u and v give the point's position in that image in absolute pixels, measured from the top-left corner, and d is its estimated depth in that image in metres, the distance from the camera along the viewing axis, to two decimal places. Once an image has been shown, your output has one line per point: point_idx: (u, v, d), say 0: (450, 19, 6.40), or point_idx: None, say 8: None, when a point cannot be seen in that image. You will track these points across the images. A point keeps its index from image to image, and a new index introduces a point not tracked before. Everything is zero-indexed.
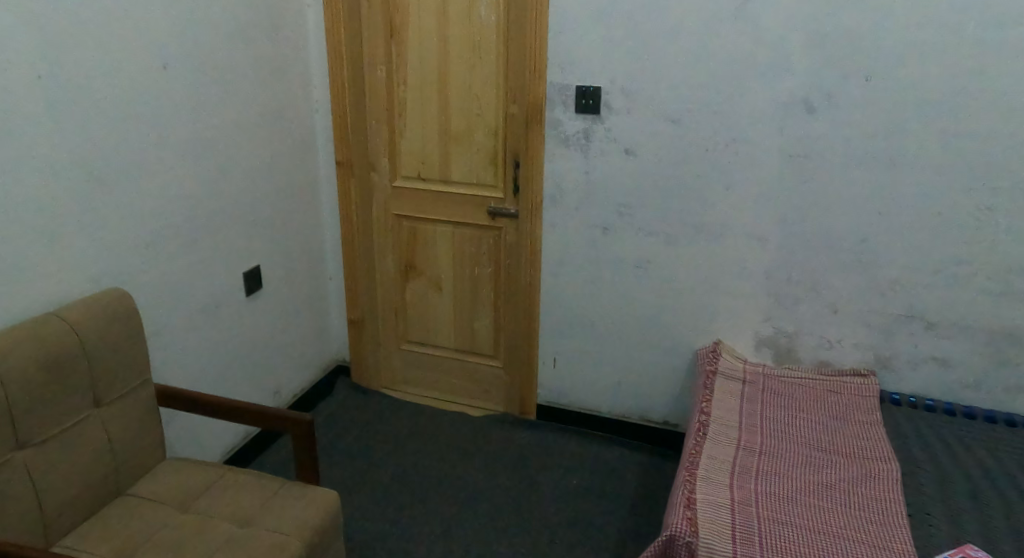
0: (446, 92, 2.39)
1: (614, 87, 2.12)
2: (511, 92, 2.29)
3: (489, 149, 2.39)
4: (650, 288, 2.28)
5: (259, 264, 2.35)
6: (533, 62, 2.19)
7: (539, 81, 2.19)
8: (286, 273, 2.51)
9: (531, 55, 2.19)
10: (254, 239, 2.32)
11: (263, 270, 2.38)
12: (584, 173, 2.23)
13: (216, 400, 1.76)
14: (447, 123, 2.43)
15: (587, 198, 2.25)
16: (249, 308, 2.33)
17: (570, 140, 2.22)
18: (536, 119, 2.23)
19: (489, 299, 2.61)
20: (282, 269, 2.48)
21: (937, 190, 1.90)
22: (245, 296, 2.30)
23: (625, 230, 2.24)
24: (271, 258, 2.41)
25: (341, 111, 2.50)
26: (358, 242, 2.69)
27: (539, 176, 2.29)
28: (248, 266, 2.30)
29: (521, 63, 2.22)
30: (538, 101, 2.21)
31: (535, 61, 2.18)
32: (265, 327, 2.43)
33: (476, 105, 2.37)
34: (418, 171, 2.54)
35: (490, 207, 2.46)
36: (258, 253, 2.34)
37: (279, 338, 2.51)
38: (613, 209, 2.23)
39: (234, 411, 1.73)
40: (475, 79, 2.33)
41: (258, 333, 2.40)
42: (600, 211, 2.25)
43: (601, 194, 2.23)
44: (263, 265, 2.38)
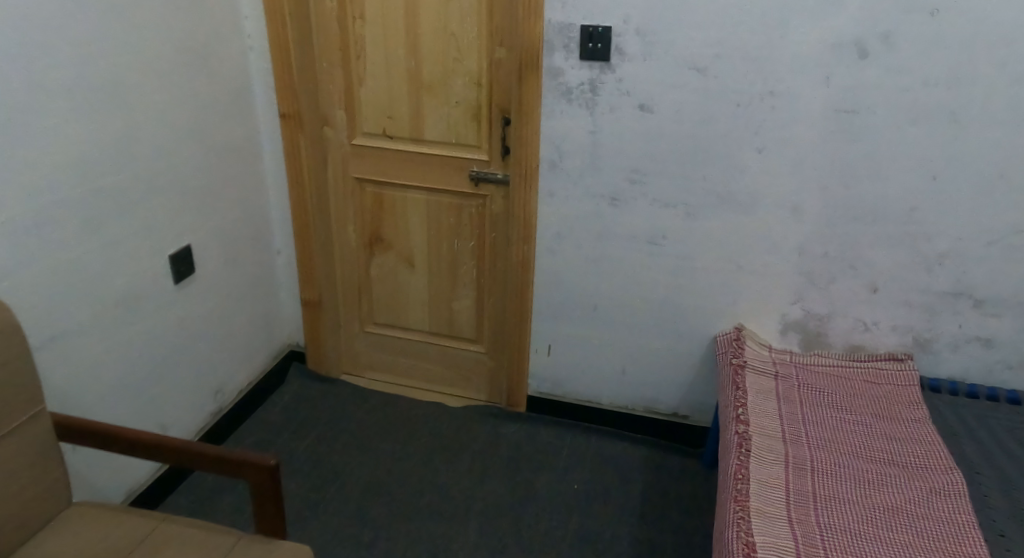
0: (417, 30, 1.96)
1: (630, 27, 1.71)
2: (497, 31, 1.89)
3: (473, 102, 2.01)
4: (663, 265, 1.96)
5: (190, 244, 1.90)
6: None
7: (534, 21, 1.76)
8: (225, 252, 2.06)
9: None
10: (183, 214, 1.86)
11: (196, 251, 1.93)
12: (589, 133, 1.86)
13: (134, 435, 1.30)
14: (418, 69, 2.01)
15: (593, 164, 1.90)
16: (182, 299, 1.90)
17: (573, 92, 1.82)
18: (530, 68, 1.82)
19: (471, 276, 2.27)
20: (220, 248, 2.04)
21: (993, 143, 1.60)
22: (175, 285, 1.86)
23: (637, 197, 1.90)
24: (206, 236, 1.96)
25: (282, 53, 2.03)
26: (310, 212, 2.25)
27: (534, 138, 1.90)
28: (177, 249, 1.85)
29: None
30: (534, 46, 1.79)
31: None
32: (204, 319, 2.00)
33: (455, 48, 1.95)
34: (383, 127, 2.13)
35: (473, 171, 2.09)
36: (188, 231, 1.89)
37: (221, 330, 2.09)
38: (624, 176, 1.88)
39: (158, 449, 1.29)
40: (453, 14, 1.90)
41: (195, 329, 1.97)
42: (609, 178, 1.90)
43: (609, 157, 1.88)
44: (196, 246, 1.93)
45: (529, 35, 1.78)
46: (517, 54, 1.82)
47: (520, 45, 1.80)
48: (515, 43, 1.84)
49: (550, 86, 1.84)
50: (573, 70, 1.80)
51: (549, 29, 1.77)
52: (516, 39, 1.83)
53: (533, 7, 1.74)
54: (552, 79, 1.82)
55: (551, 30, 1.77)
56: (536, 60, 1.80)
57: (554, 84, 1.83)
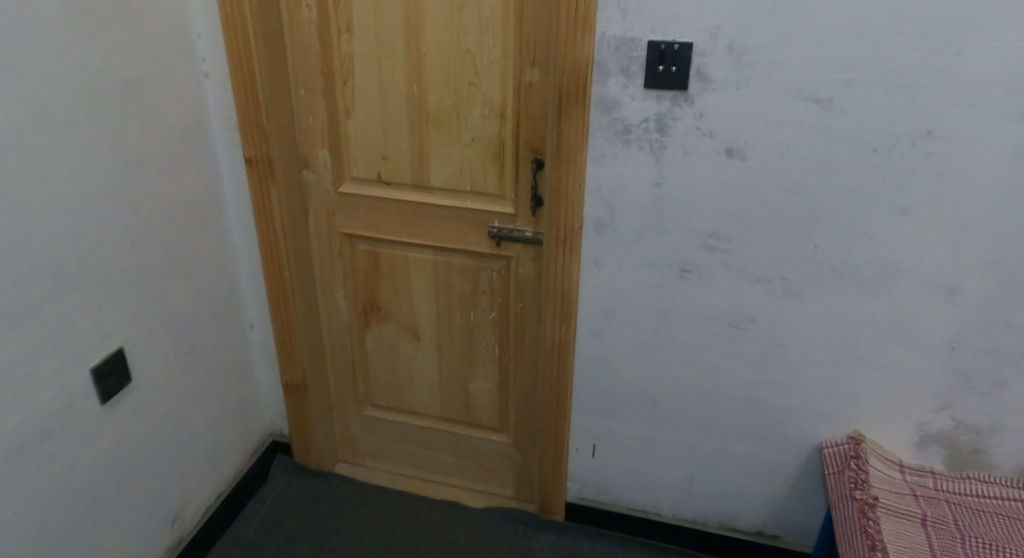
0: (420, 46, 1.46)
1: (720, 43, 1.21)
2: (526, 46, 1.38)
3: (493, 140, 1.50)
4: (752, 355, 1.46)
5: (120, 346, 1.43)
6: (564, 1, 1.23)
7: (578, 35, 1.26)
8: (172, 343, 1.59)
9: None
10: (111, 306, 1.40)
11: (129, 352, 1.46)
12: (654, 185, 1.35)
13: None
14: (421, 97, 1.51)
15: (655, 226, 1.39)
16: (111, 417, 1.43)
17: (632, 131, 1.32)
18: (570, 99, 1.31)
19: (492, 354, 1.78)
20: (165, 340, 1.57)
21: None
22: (99, 404, 1.40)
23: (718, 269, 1.39)
24: (142, 329, 1.49)
25: (243, 79, 1.53)
26: (285, 275, 1.76)
27: (575, 191, 1.39)
28: (100, 357, 1.39)
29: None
30: (580, 69, 1.28)
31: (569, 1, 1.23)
32: (145, 434, 1.54)
33: (470, 70, 1.45)
34: (377, 170, 1.64)
35: (492, 227, 1.59)
36: (118, 328, 1.42)
37: (170, 441, 1.63)
38: (702, 241, 1.38)
39: None
40: (469, 24, 1.40)
41: (133, 449, 1.51)
42: (682, 244, 1.39)
43: (681, 216, 1.36)
44: (128, 345, 1.46)
45: (573, 54, 1.27)
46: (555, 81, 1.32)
47: (557, 69, 1.30)
48: (553, 65, 1.33)
49: (601, 122, 1.33)
50: (633, 101, 1.30)
51: (600, 47, 1.27)
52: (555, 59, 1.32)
53: (579, 16, 1.24)
54: (603, 114, 1.32)
55: (606, 49, 1.27)
56: (581, 89, 1.30)
57: (605, 120, 1.32)
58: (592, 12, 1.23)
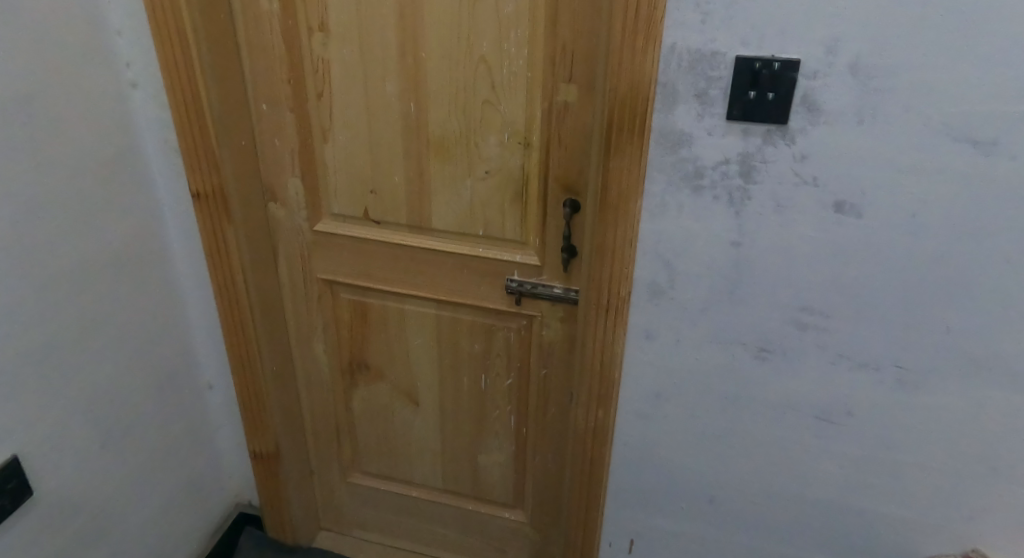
0: (418, 53, 1.10)
1: (840, 62, 0.85)
2: (560, 55, 1.03)
3: (514, 175, 1.16)
4: (846, 453, 1.12)
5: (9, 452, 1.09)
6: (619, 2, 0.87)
7: (639, 49, 0.89)
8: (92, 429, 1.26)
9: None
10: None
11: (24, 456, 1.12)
12: (730, 245, 1.00)
13: None
14: (419, 118, 1.16)
15: (730, 297, 1.04)
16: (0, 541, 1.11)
17: (706, 175, 0.96)
18: (624, 134, 0.95)
19: (507, 425, 1.46)
20: (81, 428, 1.23)
21: None
22: None
23: (809, 351, 1.05)
24: (44, 422, 1.15)
25: (186, 96, 1.18)
26: (249, 333, 1.42)
27: (624, 253, 1.04)
28: None
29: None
30: (642, 93, 0.92)
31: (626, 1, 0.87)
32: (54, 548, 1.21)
33: (484, 84, 1.09)
34: (364, 206, 1.29)
35: (511, 279, 1.25)
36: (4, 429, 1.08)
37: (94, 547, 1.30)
38: (793, 319, 1.03)
39: None
40: (483, 24, 1.05)
41: None
42: (762, 318, 1.04)
43: (766, 288, 1.02)
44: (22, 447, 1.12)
45: (630, 75, 0.91)
46: (603, 109, 0.96)
47: (608, 94, 0.94)
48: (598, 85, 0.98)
49: (668, 164, 0.97)
50: (711, 136, 0.93)
51: (668, 64, 0.90)
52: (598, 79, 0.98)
53: (640, 24, 0.88)
54: (671, 153, 0.96)
55: (679, 68, 0.90)
56: (640, 122, 0.94)
57: (675, 160, 0.96)
58: (660, 18, 0.87)
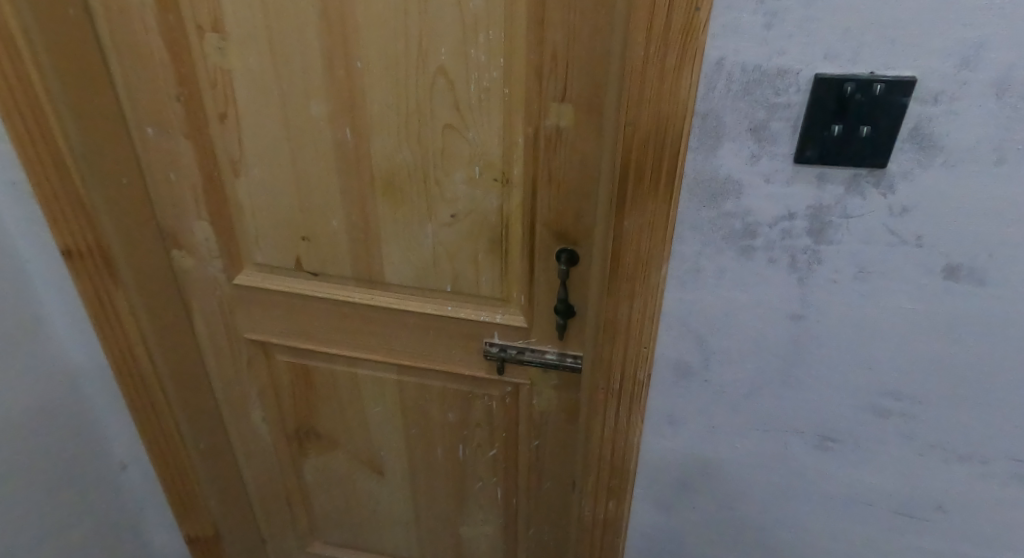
0: (353, 63, 0.80)
1: (978, 80, 0.58)
2: (551, 65, 0.73)
3: (489, 218, 0.87)
4: (930, 550, 0.88)
5: None
6: (642, 4, 0.59)
7: (672, 68, 0.62)
8: None
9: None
10: None
11: None
12: (789, 318, 0.74)
13: None
14: (357, 150, 0.87)
15: (785, 380, 0.79)
16: None
17: (760, 233, 0.69)
18: (641, 184, 0.68)
19: (492, 496, 1.21)
20: None
21: None
22: None
23: (886, 441, 0.81)
24: None
25: (34, 131, 0.88)
26: (160, 407, 1.16)
27: (640, 331, 0.78)
28: None
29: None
30: (671, 129, 0.64)
31: (654, 1, 0.59)
32: None
33: (442, 104, 0.79)
34: (298, 254, 1.02)
35: (489, 343, 0.98)
36: None
37: None
38: (868, 404, 0.79)
39: None
40: (439, 23, 0.74)
41: None
42: (831, 403, 0.80)
43: (835, 370, 0.77)
44: None
45: (655, 103, 0.64)
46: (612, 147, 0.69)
47: (621, 130, 0.66)
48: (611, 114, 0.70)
49: (706, 219, 0.70)
50: (770, 184, 0.67)
51: (711, 86, 0.63)
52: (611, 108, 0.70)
53: (673, 33, 0.60)
54: (709, 206, 0.69)
55: (726, 94, 0.63)
56: (665, 167, 0.66)
57: (715, 215, 0.69)
58: (703, 25, 0.60)
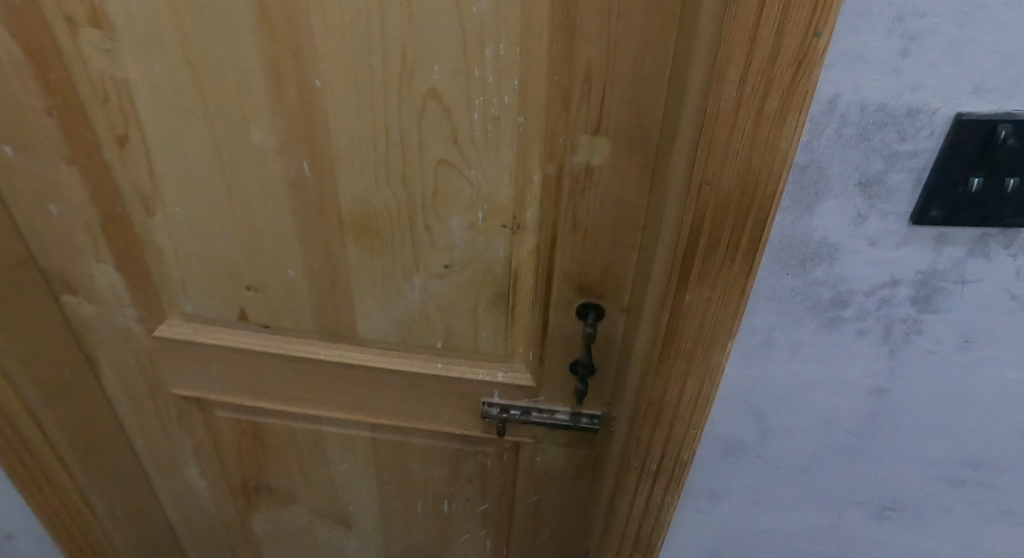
0: (309, 80, 0.60)
1: None
2: (583, 89, 0.55)
3: (494, 269, 0.70)
4: None
5: None
6: (737, 28, 0.42)
7: (773, 112, 0.45)
8: None
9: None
10: None
11: None
12: (868, 392, 0.61)
13: None
14: (321, 188, 0.68)
15: (851, 454, 0.67)
16: None
17: (851, 302, 0.55)
18: (713, 253, 0.52)
19: (478, 549, 1.07)
20: None
21: None
22: None
23: (955, 510, 0.70)
24: None
25: None
26: (63, 482, 0.95)
27: (691, 412, 0.64)
28: None
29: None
30: (755, 189, 0.48)
31: (756, 25, 0.41)
32: None
33: (437, 134, 0.61)
34: (243, 305, 0.82)
35: (488, 403, 0.83)
36: None
37: None
38: (943, 476, 0.67)
39: None
40: (428, 33, 0.55)
41: None
42: (899, 475, 0.68)
43: (911, 443, 0.65)
44: None
45: (745, 157, 0.47)
46: (676, 207, 0.52)
47: (694, 188, 0.49)
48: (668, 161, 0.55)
49: (788, 288, 0.55)
50: (875, 249, 0.52)
51: (817, 132, 0.46)
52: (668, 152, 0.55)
53: (779, 67, 0.43)
54: (794, 274, 0.54)
55: (836, 141, 0.47)
56: (751, 233, 0.51)
57: (801, 283, 0.54)
58: (820, 55, 0.42)
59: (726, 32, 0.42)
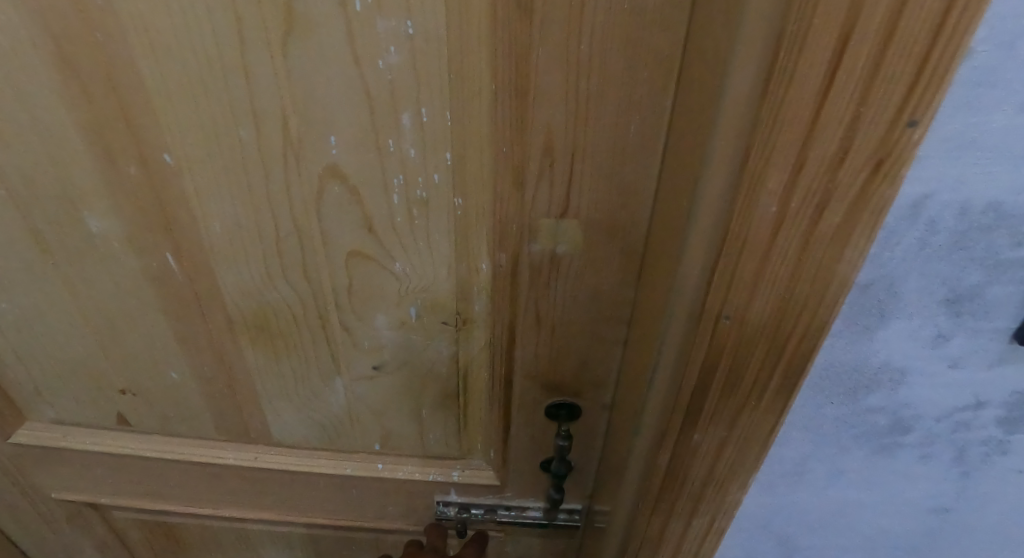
0: (153, 158, 0.42)
1: None
2: (542, 164, 0.39)
3: (437, 368, 0.55)
4: None
5: None
6: (788, 115, 0.26)
7: (832, 231, 0.29)
8: None
9: (783, 52, 0.25)
10: None
11: None
12: (928, 511, 0.47)
13: None
14: (195, 285, 0.51)
15: None
16: None
17: (915, 427, 0.41)
18: (731, 394, 0.37)
19: None
20: None
21: None
22: None
23: None
24: None
25: None
26: None
27: (697, 548, 0.50)
28: None
29: (705, 13, 0.31)
30: (794, 324, 0.33)
31: (817, 111, 0.26)
32: None
33: (344, 222, 0.44)
34: (122, 409, 0.65)
35: (442, 502, 0.68)
36: None
37: None
38: None
39: None
40: (315, 96, 0.38)
41: None
42: None
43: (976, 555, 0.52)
44: None
45: (784, 285, 0.32)
46: (682, 333, 0.37)
47: (709, 321, 0.34)
48: (661, 257, 0.40)
49: (830, 417, 0.40)
50: (955, 370, 0.37)
51: (896, 243, 0.31)
52: (661, 245, 0.40)
53: (846, 170, 0.28)
54: (840, 404, 0.39)
55: (919, 253, 0.32)
56: (786, 375, 0.36)
57: (848, 413, 0.40)
58: (911, 153, 0.27)
59: (767, 119, 0.27)
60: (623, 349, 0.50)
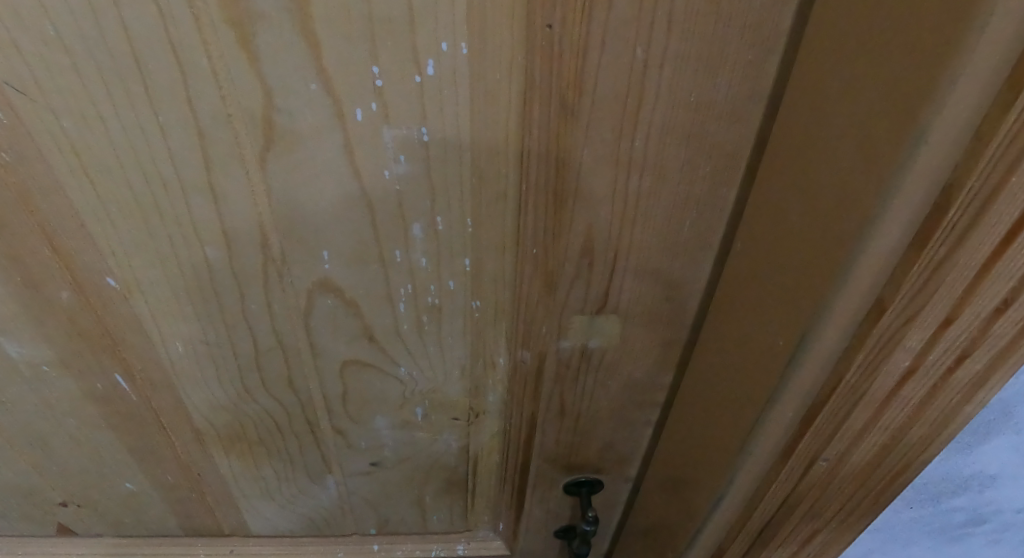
0: (91, 287, 0.34)
1: None
2: (579, 268, 0.33)
3: (444, 458, 0.49)
4: None
5: None
6: (946, 276, 0.21)
7: (969, 378, 0.25)
8: None
9: (951, 208, 0.19)
10: None
11: None
12: None
13: None
14: (152, 406, 0.42)
15: None
16: None
17: (991, 519, 0.37)
18: (811, 518, 0.34)
19: None
20: None
21: None
22: None
23: None
24: None
25: None
26: None
27: None
28: None
29: (804, 125, 0.25)
30: (900, 460, 0.29)
31: (982, 272, 0.20)
32: None
33: (338, 335, 0.37)
34: (64, 522, 0.55)
35: None
36: None
37: None
38: None
39: None
40: (304, 214, 0.30)
41: None
42: None
43: None
44: None
45: (897, 430, 0.27)
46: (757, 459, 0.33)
47: (802, 456, 0.30)
48: (721, 366, 0.35)
49: (906, 516, 0.37)
50: None
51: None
52: (717, 350, 0.35)
53: (1003, 322, 0.22)
54: (920, 506, 0.36)
55: None
56: (877, 503, 0.32)
57: (927, 513, 0.37)
58: None
59: (916, 279, 0.21)
60: (656, 432, 0.46)
